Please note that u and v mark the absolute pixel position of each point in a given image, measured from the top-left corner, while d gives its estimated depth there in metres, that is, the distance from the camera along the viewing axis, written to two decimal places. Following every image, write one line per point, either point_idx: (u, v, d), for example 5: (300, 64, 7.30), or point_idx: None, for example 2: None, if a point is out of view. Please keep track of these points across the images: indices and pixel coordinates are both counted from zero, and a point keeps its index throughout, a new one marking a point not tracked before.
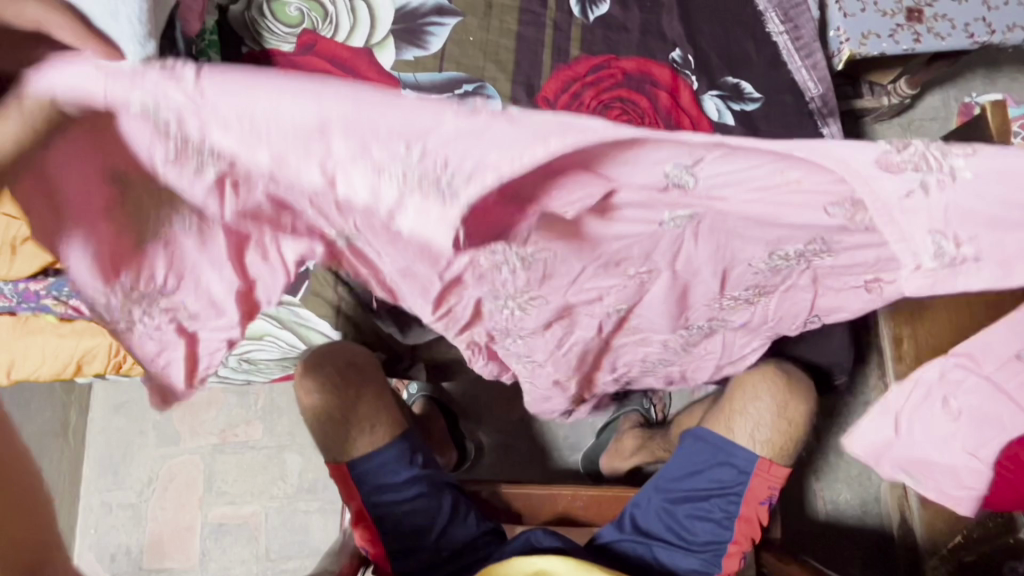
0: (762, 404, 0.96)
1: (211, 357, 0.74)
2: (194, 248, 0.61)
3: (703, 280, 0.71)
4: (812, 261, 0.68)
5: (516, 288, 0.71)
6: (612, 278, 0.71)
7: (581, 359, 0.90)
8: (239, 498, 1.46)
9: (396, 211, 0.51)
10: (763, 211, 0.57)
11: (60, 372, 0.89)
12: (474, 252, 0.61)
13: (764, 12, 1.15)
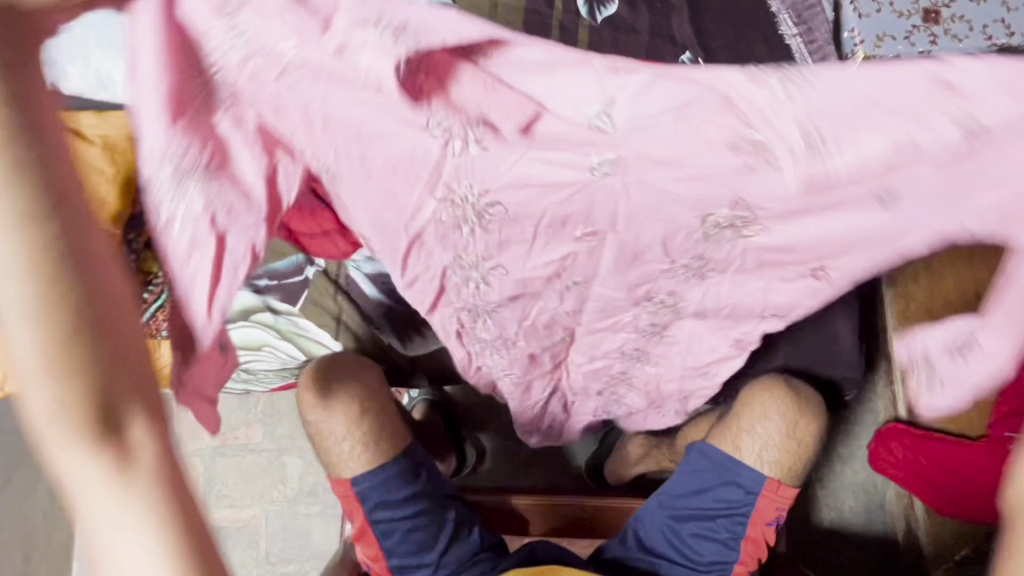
0: (771, 424, 0.95)
1: (234, 270, 0.55)
2: (235, 121, 0.51)
3: (654, 251, 0.64)
4: (741, 232, 0.59)
5: (476, 251, 0.67)
6: (563, 242, 0.64)
7: (553, 336, 0.83)
8: (239, 501, 1.45)
9: (340, 53, 0.44)
10: (666, 153, 0.47)
11: None
12: (431, 183, 0.57)
13: (776, 14, 1.12)
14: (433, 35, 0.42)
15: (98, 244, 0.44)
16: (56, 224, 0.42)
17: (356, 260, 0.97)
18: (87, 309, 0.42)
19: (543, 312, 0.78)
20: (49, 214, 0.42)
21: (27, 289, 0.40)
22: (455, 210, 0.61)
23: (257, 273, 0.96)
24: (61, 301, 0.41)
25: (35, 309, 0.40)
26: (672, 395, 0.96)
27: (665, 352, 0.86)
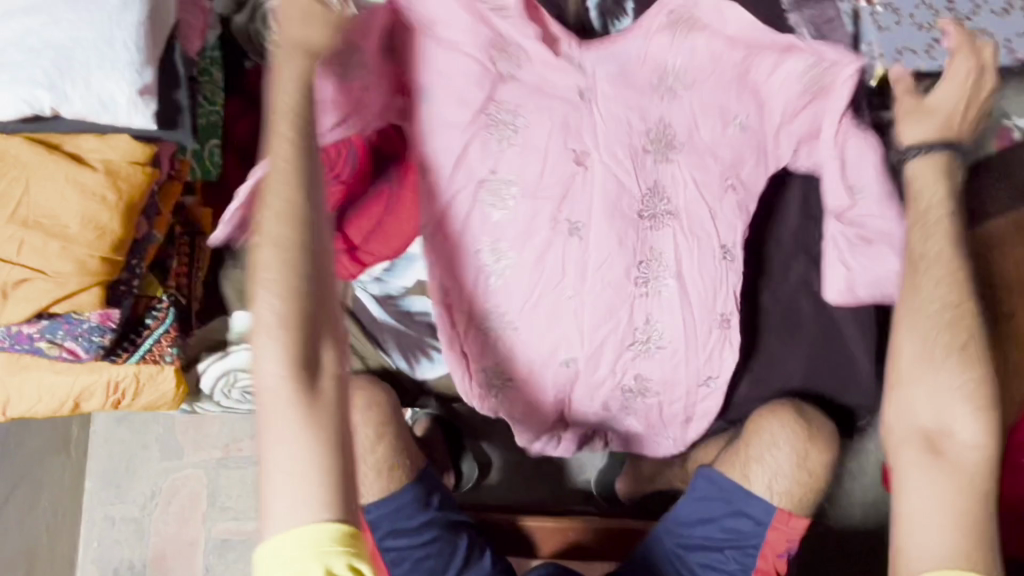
0: (779, 453, 0.93)
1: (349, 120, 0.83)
2: (364, 59, 0.82)
3: (626, 171, 0.90)
4: (671, 169, 0.90)
5: (490, 171, 0.88)
6: (560, 167, 0.89)
7: (554, 304, 0.91)
8: (243, 513, 1.43)
9: (464, 48, 0.86)
10: (616, 114, 0.90)
11: (57, 410, 0.85)
12: (475, 127, 0.87)
13: (795, 28, 1.10)
14: (526, 65, 0.88)
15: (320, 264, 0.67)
16: (309, 262, 0.65)
17: (362, 280, 0.98)
18: (313, 317, 0.64)
19: (550, 252, 0.90)
20: (308, 256, 0.65)
21: (287, 302, 0.63)
22: (488, 122, 0.88)
23: None
24: (305, 310, 0.64)
25: (288, 313, 0.63)
26: (676, 418, 1.00)
27: (642, 363, 0.95)
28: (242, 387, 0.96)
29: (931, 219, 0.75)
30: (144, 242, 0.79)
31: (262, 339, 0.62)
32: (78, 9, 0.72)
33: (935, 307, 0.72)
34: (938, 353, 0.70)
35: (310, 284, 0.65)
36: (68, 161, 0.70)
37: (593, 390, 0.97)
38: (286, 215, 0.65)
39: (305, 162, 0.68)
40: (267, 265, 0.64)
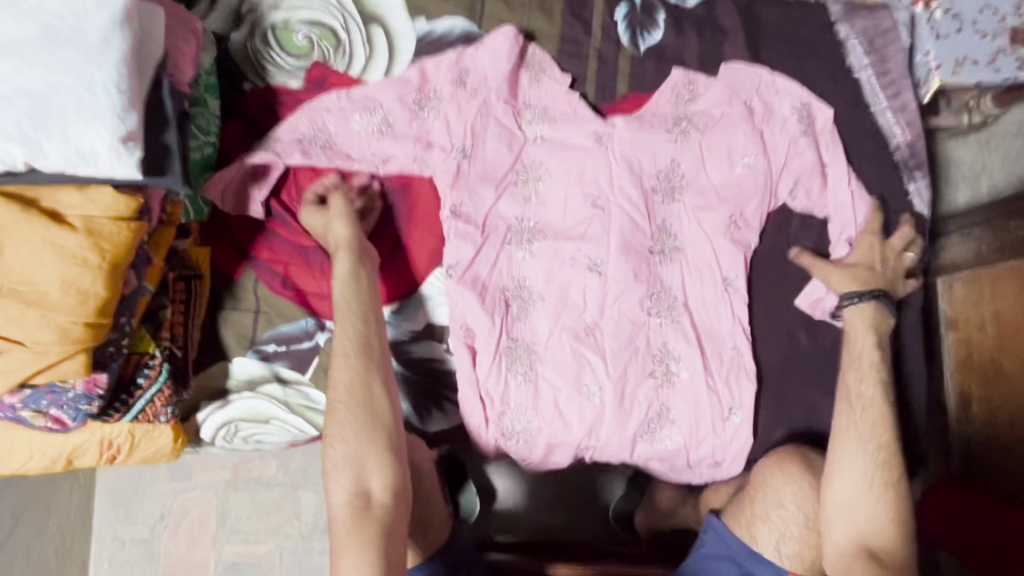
0: (788, 514, 0.81)
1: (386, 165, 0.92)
2: (399, 118, 0.93)
3: (635, 207, 0.91)
4: (676, 207, 0.92)
5: (518, 217, 0.91)
6: (584, 213, 0.91)
7: (575, 353, 0.88)
8: (253, 536, 1.40)
9: (491, 93, 0.92)
10: (638, 150, 0.92)
11: (49, 467, 0.80)
12: (500, 186, 0.92)
13: (845, 41, 0.99)
14: (547, 104, 0.95)
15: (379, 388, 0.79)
16: (370, 404, 0.78)
17: None
18: (371, 436, 0.77)
19: (572, 288, 0.89)
20: (369, 403, 0.78)
21: (356, 441, 0.76)
22: (521, 176, 0.92)
23: (263, 338, 0.89)
24: (368, 448, 0.76)
25: (357, 449, 0.76)
26: (702, 461, 0.89)
27: (668, 395, 0.88)
28: (245, 436, 0.91)
29: (866, 363, 0.83)
30: (134, 296, 0.73)
31: (333, 470, 0.75)
32: (52, 48, 0.64)
33: (870, 442, 0.78)
34: (871, 482, 0.77)
35: (371, 426, 0.77)
36: (44, 220, 0.64)
37: (621, 428, 0.87)
38: (352, 371, 0.79)
39: (365, 318, 0.81)
40: (341, 407, 0.78)
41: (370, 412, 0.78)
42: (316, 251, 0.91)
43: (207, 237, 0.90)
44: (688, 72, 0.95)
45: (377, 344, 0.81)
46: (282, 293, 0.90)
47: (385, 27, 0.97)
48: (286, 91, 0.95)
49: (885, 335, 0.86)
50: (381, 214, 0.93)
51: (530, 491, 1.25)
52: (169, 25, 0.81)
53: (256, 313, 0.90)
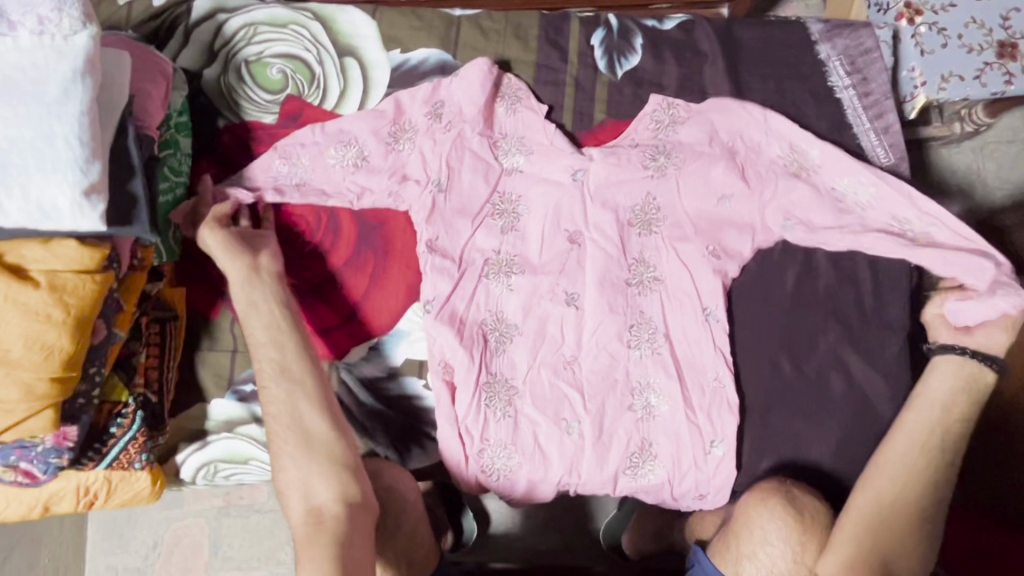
0: (775, 551, 0.80)
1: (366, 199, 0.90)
2: (375, 151, 0.91)
3: (611, 239, 0.91)
4: (655, 238, 0.92)
5: (496, 251, 0.91)
6: (560, 247, 0.92)
7: (554, 388, 0.88)
8: (246, 563, 1.40)
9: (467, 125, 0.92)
10: (613, 185, 0.92)
11: (26, 515, 0.79)
12: (476, 220, 0.91)
13: (826, 61, 0.98)
14: (523, 135, 0.94)
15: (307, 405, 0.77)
16: (301, 423, 0.76)
17: (348, 361, 0.91)
18: (310, 454, 0.74)
19: (549, 322, 0.90)
20: (302, 421, 0.76)
21: (298, 460, 0.74)
22: (499, 210, 0.92)
23: (241, 378, 0.89)
24: (310, 462, 0.74)
25: (302, 466, 0.74)
26: (687, 494, 0.88)
27: (649, 428, 0.88)
28: (226, 475, 0.91)
29: (951, 431, 0.82)
30: (104, 345, 0.72)
31: (285, 489, 0.74)
32: (12, 103, 0.63)
33: (916, 483, 0.80)
34: (897, 517, 0.79)
35: (309, 442, 0.75)
36: (7, 277, 0.64)
37: (601, 463, 0.87)
38: (279, 390, 0.77)
39: (278, 341, 0.79)
40: (274, 434, 0.75)
41: (300, 432, 0.75)
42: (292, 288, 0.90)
43: (183, 277, 0.90)
44: (667, 98, 0.94)
45: (293, 364, 0.78)
46: None
47: (359, 59, 0.96)
48: (260, 126, 0.94)
49: (953, 393, 0.84)
50: (358, 246, 0.92)
51: (524, 514, 1.25)
52: (136, 68, 0.81)
53: (234, 352, 0.89)
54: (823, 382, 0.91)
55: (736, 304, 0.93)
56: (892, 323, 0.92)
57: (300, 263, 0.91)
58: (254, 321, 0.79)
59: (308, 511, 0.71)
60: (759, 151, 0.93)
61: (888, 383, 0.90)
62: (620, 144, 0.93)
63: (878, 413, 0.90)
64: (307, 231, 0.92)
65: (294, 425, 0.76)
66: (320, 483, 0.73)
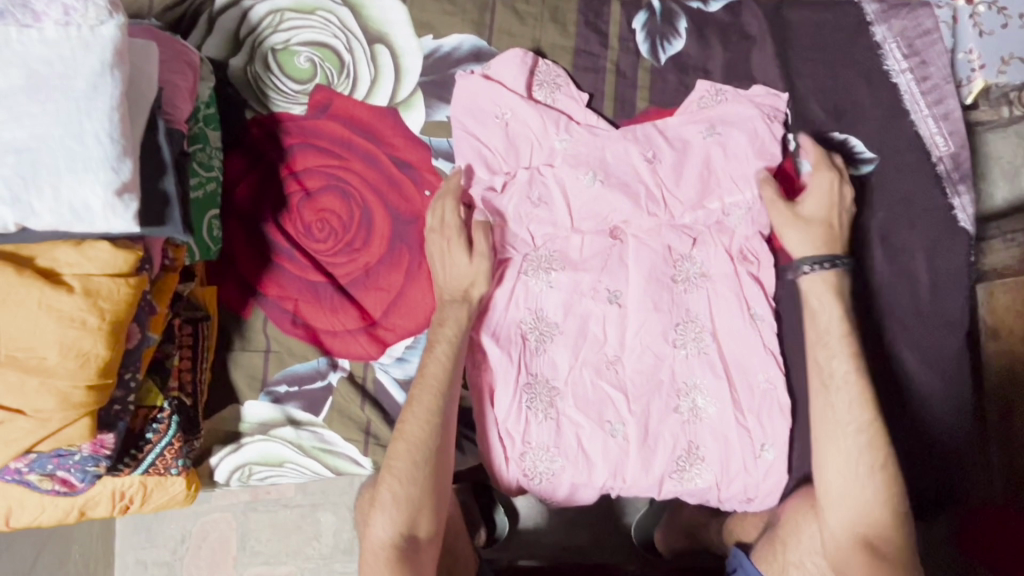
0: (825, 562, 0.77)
1: (378, 176, 0.89)
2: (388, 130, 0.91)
3: (659, 235, 0.87)
4: (699, 232, 0.87)
5: (529, 240, 0.88)
6: (602, 242, 0.88)
7: (598, 393, 0.85)
8: (274, 558, 1.39)
9: (505, 102, 0.87)
10: (649, 180, 0.87)
11: (62, 519, 0.79)
12: (501, 211, 0.87)
13: (881, 43, 0.93)
14: None
15: (446, 438, 0.77)
16: (435, 453, 0.76)
17: (383, 362, 0.87)
18: (429, 485, 0.75)
19: (590, 320, 0.87)
20: (436, 454, 0.76)
21: (414, 486, 0.74)
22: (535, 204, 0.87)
23: (274, 379, 0.86)
24: (424, 495, 0.74)
25: (414, 492, 0.74)
26: (734, 499, 0.85)
27: (696, 431, 0.85)
28: (260, 479, 0.88)
29: (832, 337, 0.80)
30: (139, 349, 0.70)
31: (382, 504, 0.74)
32: (39, 99, 0.60)
33: (853, 426, 0.76)
34: (859, 470, 0.74)
35: (433, 478, 0.75)
36: (40, 283, 0.61)
37: (646, 466, 0.84)
38: (428, 411, 0.77)
39: (450, 371, 0.79)
40: (400, 448, 0.76)
41: (428, 461, 0.75)
42: (325, 286, 0.88)
43: (213, 276, 0.88)
44: (716, 84, 0.90)
45: (448, 383, 0.78)
46: (293, 332, 0.87)
47: (390, 47, 0.92)
48: (289, 118, 0.91)
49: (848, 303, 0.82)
50: (393, 242, 0.89)
51: (552, 510, 1.22)
52: (163, 60, 0.78)
53: (267, 353, 0.87)
54: (877, 380, 0.87)
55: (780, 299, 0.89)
56: (950, 319, 0.87)
57: (347, 253, 0.89)
58: (441, 340, 0.80)
59: (400, 530, 0.73)
60: (791, 145, 0.90)
61: (943, 380, 0.87)
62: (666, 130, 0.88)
63: (934, 413, 0.87)
64: (339, 227, 0.89)
65: (432, 453, 0.76)
66: (422, 515, 0.74)
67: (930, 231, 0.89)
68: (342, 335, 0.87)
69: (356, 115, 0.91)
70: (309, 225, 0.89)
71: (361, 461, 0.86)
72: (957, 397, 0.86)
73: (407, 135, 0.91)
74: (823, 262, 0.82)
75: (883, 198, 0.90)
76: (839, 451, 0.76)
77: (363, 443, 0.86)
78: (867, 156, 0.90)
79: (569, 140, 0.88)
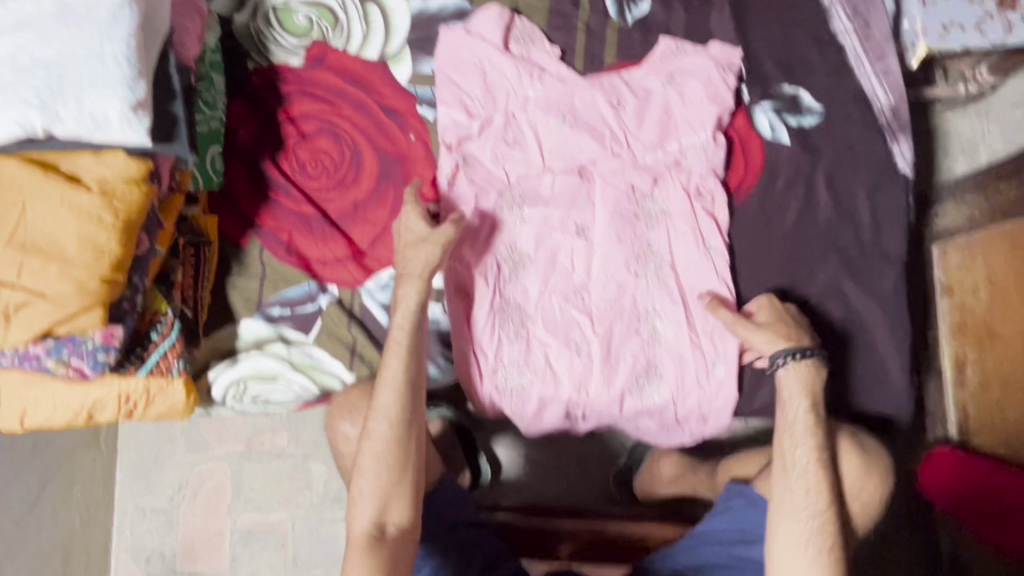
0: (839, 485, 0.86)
1: (370, 122, 0.98)
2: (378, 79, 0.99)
3: (623, 175, 0.96)
4: (660, 172, 0.96)
5: (503, 180, 0.96)
6: (572, 180, 0.96)
7: (565, 317, 0.93)
8: (267, 505, 1.46)
9: (484, 55, 0.96)
10: (613, 124, 0.95)
11: (73, 421, 0.86)
12: (479, 152, 0.96)
13: (828, 8, 1.02)
14: None
15: (416, 434, 0.82)
16: (403, 447, 0.80)
17: (369, 287, 0.95)
18: (396, 485, 0.80)
19: (560, 252, 0.95)
20: (404, 453, 0.81)
21: (383, 482, 0.79)
22: (510, 145, 0.96)
23: (269, 302, 0.94)
24: (395, 487, 0.80)
25: (384, 487, 0.79)
26: (690, 416, 0.93)
27: (654, 351, 0.93)
28: (254, 395, 0.95)
29: (799, 429, 0.82)
30: (147, 257, 0.78)
31: (358, 495, 0.79)
32: (67, 22, 0.69)
33: (806, 512, 0.79)
34: (811, 538, 0.78)
35: (403, 474, 0.80)
36: (63, 181, 0.69)
37: (608, 382, 0.92)
38: (394, 411, 0.81)
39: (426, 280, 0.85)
40: (369, 445, 0.80)
41: (396, 466, 0.80)
42: (317, 219, 0.96)
43: (215, 207, 0.96)
44: (675, 41, 0.99)
45: (416, 353, 0.83)
46: (286, 259, 0.95)
47: (380, 6, 1.01)
48: (287, 68, 1.00)
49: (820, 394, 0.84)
50: (380, 180, 0.97)
51: (532, 461, 1.28)
52: (177, 6, 0.87)
53: (262, 278, 0.95)
54: (824, 308, 0.94)
55: (734, 232, 0.97)
56: (889, 254, 0.95)
57: (338, 190, 0.97)
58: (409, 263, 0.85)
59: (370, 530, 0.78)
60: (744, 96, 0.99)
61: (884, 310, 0.94)
62: (629, 80, 0.97)
63: (875, 340, 0.94)
64: (331, 166, 0.97)
65: (404, 460, 0.81)
66: (390, 514, 0.79)
67: (874, 175, 0.97)
68: (332, 263, 0.95)
69: (349, 67, 0.99)
70: (304, 164, 0.97)
71: (345, 375, 0.94)
72: (895, 326, 0.94)
73: (395, 85, 1.00)
74: (795, 352, 0.84)
75: (830, 145, 0.98)
76: (788, 491, 0.81)
77: (349, 360, 0.94)
78: (815, 107, 0.98)
79: (542, 88, 0.96)
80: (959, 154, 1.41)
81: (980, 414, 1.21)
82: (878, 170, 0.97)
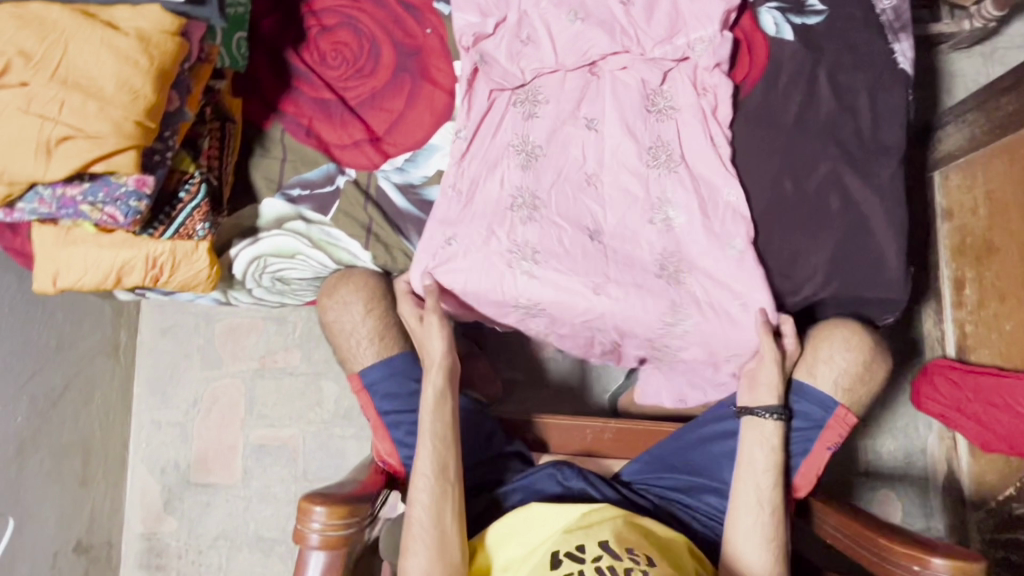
0: (848, 357, 0.96)
1: (387, 14, 1.02)
2: None
3: (632, 68, 0.99)
4: (667, 65, 0.99)
5: (514, 78, 0.99)
6: (581, 74, 1.00)
7: (578, 203, 0.97)
8: (279, 421, 1.50)
9: None
10: (622, 18, 0.99)
11: (101, 285, 0.89)
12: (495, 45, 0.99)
13: None
14: None
15: (450, 509, 0.87)
16: (441, 527, 0.85)
17: (385, 169, 0.99)
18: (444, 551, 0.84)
19: (573, 143, 0.98)
20: (441, 528, 0.85)
21: (430, 555, 0.83)
22: (523, 40, 1.00)
23: (290, 183, 0.98)
24: (440, 557, 0.83)
25: (431, 561, 0.83)
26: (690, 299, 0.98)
27: (673, 237, 0.96)
28: (273, 270, 1.01)
29: (760, 465, 0.93)
30: (176, 116, 0.83)
31: (413, 554, 0.84)
32: None
33: (774, 542, 0.89)
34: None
35: (451, 541, 0.84)
36: (103, 26, 0.73)
37: (628, 265, 0.96)
38: (428, 497, 0.87)
39: None
40: (416, 520, 0.86)
41: (439, 531, 0.85)
42: (336, 105, 1.00)
43: (240, 91, 1.00)
44: None
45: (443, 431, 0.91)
46: (305, 141, 0.99)
47: None
48: None
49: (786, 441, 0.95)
50: (397, 71, 1.01)
51: (534, 381, 1.32)
52: None
53: (283, 160, 0.99)
54: (824, 198, 0.97)
55: (737, 124, 0.99)
56: (887, 146, 0.99)
57: (357, 79, 1.01)
58: None
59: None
60: None
61: (882, 200, 0.97)
62: None
63: (873, 229, 0.97)
64: (351, 58, 1.01)
65: (449, 531, 0.85)
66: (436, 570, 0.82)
67: (875, 72, 1.00)
68: (349, 147, 0.99)
69: None
70: (325, 55, 1.01)
71: (360, 255, 0.99)
72: (893, 215, 0.97)
73: None
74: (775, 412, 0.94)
75: (833, 44, 1.01)
76: (739, 523, 0.90)
77: (365, 239, 0.98)
78: (818, 8, 1.02)
79: None
80: (964, 90, 1.43)
81: (976, 330, 1.23)
82: (879, 68, 1.00)
